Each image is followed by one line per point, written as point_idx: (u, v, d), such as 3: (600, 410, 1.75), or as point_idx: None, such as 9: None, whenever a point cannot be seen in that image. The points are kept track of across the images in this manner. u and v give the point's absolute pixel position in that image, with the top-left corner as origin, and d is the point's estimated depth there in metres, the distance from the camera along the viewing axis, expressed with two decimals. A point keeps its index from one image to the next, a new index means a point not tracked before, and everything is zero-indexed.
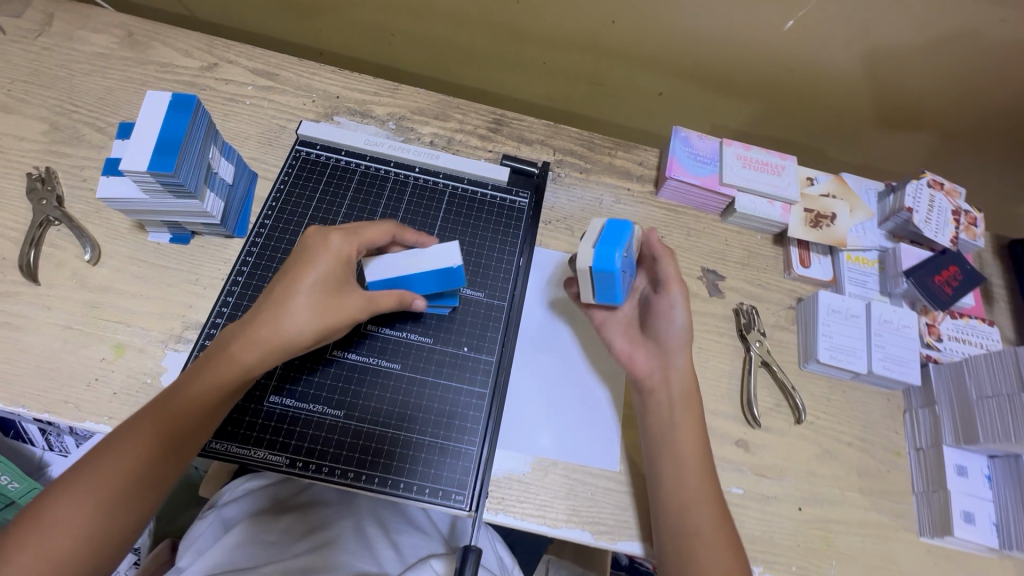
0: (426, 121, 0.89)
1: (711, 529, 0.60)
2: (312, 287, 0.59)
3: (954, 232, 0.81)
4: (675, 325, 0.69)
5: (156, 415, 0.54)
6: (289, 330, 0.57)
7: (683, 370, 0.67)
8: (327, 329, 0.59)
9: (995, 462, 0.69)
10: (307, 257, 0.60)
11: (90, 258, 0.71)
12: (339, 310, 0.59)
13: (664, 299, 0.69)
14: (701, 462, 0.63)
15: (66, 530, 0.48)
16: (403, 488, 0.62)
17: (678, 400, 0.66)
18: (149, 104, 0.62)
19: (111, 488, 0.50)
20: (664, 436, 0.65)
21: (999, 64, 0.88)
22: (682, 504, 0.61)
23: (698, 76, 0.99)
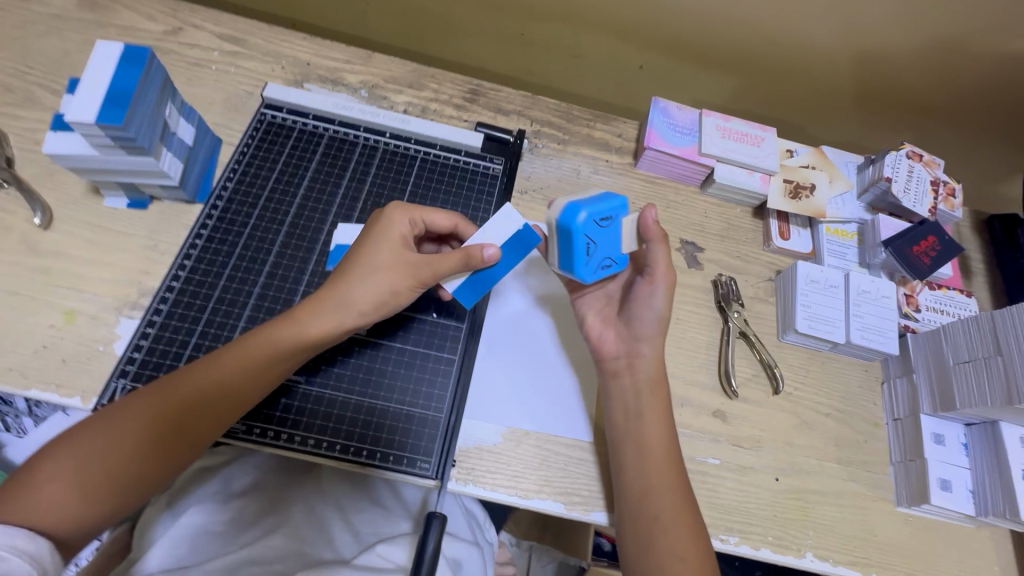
0: (400, 89, 0.85)
1: (674, 518, 0.58)
2: (382, 264, 0.59)
3: (933, 202, 0.80)
4: (651, 313, 0.64)
5: (186, 384, 0.54)
6: (351, 301, 0.58)
7: (651, 358, 0.64)
8: (387, 302, 0.60)
9: (972, 430, 0.68)
10: (375, 232, 0.61)
11: (40, 222, 0.68)
12: (400, 285, 0.59)
13: (646, 287, 0.64)
14: (665, 450, 0.61)
15: (92, 461, 0.50)
16: (366, 457, 0.60)
17: (643, 387, 0.64)
18: (99, 55, 0.59)
19: (140, 428, 0.52)
20: (629, 425, 0.62)
21: (979, 37, 0.87)
22: (643, 492, 0.59)
23: (679, 47, 0.97)
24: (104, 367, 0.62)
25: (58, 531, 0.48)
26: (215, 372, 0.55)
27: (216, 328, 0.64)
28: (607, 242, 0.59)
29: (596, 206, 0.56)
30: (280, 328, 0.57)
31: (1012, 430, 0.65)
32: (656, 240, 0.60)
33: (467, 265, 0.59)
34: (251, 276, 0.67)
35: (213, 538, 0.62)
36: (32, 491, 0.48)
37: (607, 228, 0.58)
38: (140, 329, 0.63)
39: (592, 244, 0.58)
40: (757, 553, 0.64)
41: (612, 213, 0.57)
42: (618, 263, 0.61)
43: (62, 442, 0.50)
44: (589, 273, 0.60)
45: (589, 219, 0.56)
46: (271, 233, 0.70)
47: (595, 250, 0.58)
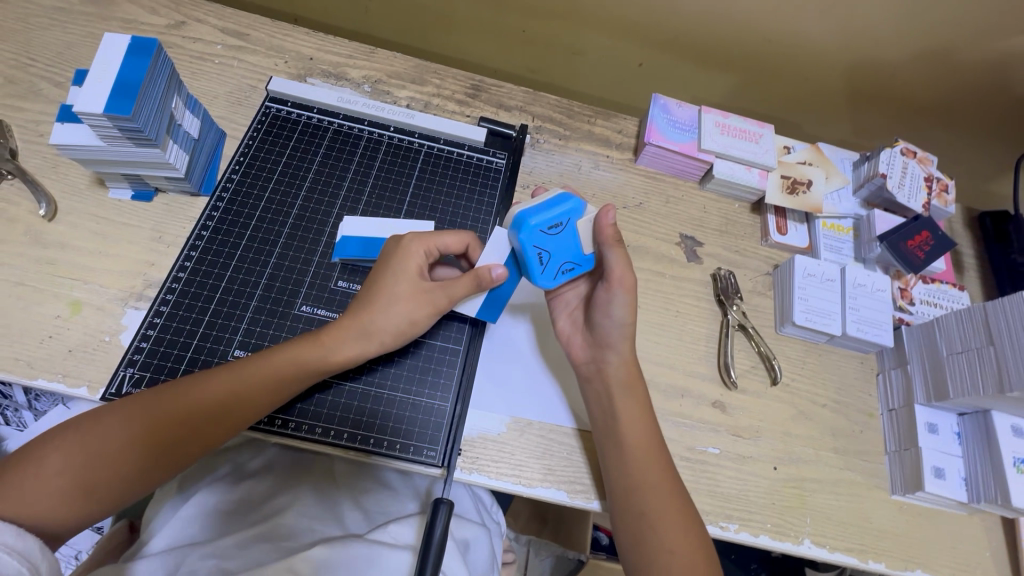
0: (403, 85, 0.85)
1: (660, 516, 0.58)
2: (401, 291, 0.60)
3: (926, 198, 0.82)
4: (613, 320, 0.65)
5: (198, 392, 0.54)
6: (373, 328, 0.59)
7: (620, 361, 0.65)
8: (404, 332, 0.61)
9: (964, 420, 0.70)
10: (398, 258, 0.61)
11: (45, 214, 0.68)
12: (419, 316, 0.60)
13: (606, 294, 0.64)
14: (648, 449, 0.62)
15: (100, 454, 0.50)
16: (374, 445, 0.61)
17: (615, 389, 0.64)
18: (107, 48, 0.60)
19: (152, 425, 0.52)
20: (607, 426, 0.63)
21: (972, 37, 0.89)
22: (628, 491, 0.60)
23: (679, 45, 0.99)
24: (111, 357, 0.62)
25: (54, 522, 0.49)
26: (230, 384, 0.55)
27: (223, 319, 0.64)
28: (561, 247, 0.61)
29: (541, 214, 0.58)
30: (299, 352, 0.57)
31: (1003, 419, 0.67)
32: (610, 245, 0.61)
33: (478, 287, 0.61)
34: (257, 268, 0.68)
35: (223, 517, 0.63)
36: (37, 480, 0.48)
37: (557, 235, 0.60)
38: (147, 318, 0.63)
39: (544, 252, 0.60)
40: (756, 540, 0.65)
41: (560, 220, 0.60)
42: (577, 266, 0.63)
43: (70, 431, 0.51)
44: (548, 279, 0.62)
45: (539, 226, 0.59)
46: (276, 227, 0.71)
47: (548, 257, 0.61)
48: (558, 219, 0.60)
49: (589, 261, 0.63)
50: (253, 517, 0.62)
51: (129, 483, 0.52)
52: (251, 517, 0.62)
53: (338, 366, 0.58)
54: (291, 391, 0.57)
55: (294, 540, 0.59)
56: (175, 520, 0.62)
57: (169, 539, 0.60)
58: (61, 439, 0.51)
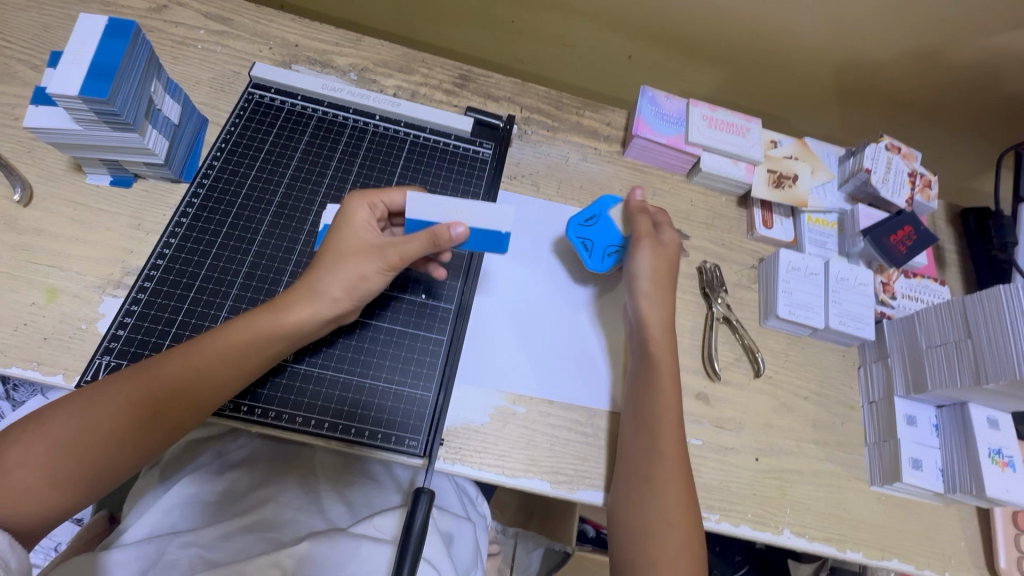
0: (390, 73, 0.84)
1: (664, 490, 0.58)
2: (345, 250, 0.60)
3: (910, 193, 0.82)
4: (636, 272, 0.69)
5: (158, 371, 0.53)
6: (319, 286, 0.58)
7: (649, 320, 0.67)
8: (357, 289, 0.59)
9: (942, 412, 0.71)
10: (346, 221, 0.61)
11: (20, 199, 0.66)
12: (369, 270, 0.59)
13: (631, 253, 0.71)
14: (671, 412, 0.62)
15: (61, 442, 0.49)
16: (355, 434, 0.60)
17: (649, 350, 0.66)
18: (82, 29, 0.58)
19: (112, 411, 0.51)
20: (638, 384, 0.65)
21: (958, 34, 0.89)
22: (638, 453, 0.61)
23: (669, 38, 0.98)
24: (88, 345, 0.61)
25: (20, 514, 0.48)
26: (190, 361, 0.54)
27: (202, 307, 0.64)
28: (602, 235, 0.73)
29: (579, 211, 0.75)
30: (256, 321, 0.57)
31: (980, 411, 0.68)
32: (637, 213, 0.73)
33: (435, 245, 0.58)
34: (238, 255, 0.67)
35: (205, 507, 0.63)
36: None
37: (595, 226, 0.74)
38: (124, 307, 0.62)
39: (585, 241, 0.73)
40: (737, 530, 0.66)
41: (593, 213, 0.74)
42: (620, 248, 0.73)
43: (32, 423, 0.50)
44: (598, 262, 0.72)
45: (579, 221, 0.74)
46: (257, 213, 0.70)
47: (590, 244, 0.73)
48: (592, 213, 0.74)
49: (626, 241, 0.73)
50: (237, 508, 0.62)
51: (96, 470, 0.51)
52: (235, 508, 0.62)
53: (294, 330, 0.58)
54: (254, 362, 0.56)
55: (280, 533, 0.59)
56: (157, 508, 0.61)
57: (150, 527, 0.60)
58: (22, 432, 0.50)
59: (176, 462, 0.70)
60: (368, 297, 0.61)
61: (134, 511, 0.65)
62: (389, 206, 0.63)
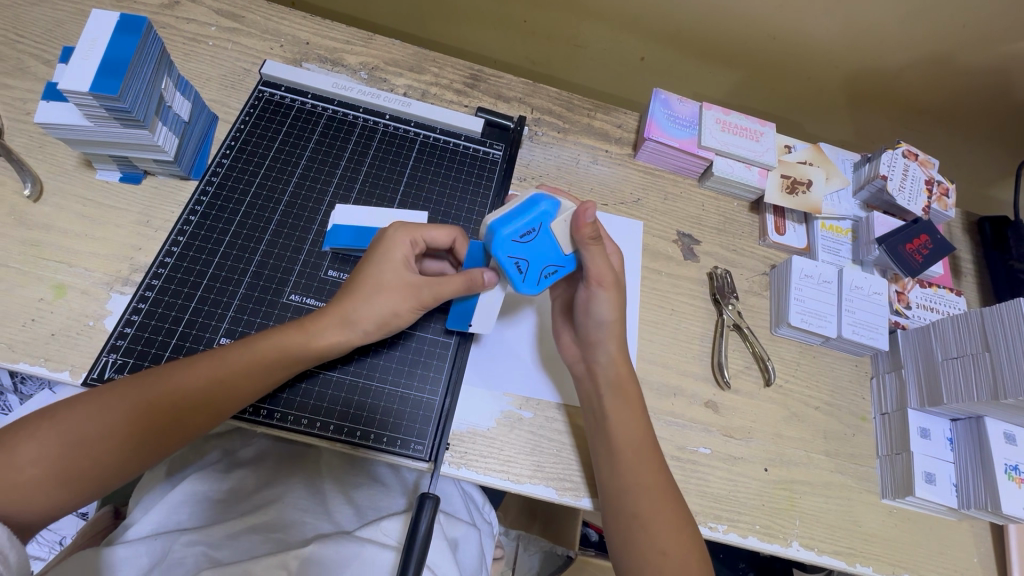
0: (401, 73, 0.84)
1: (661, 515, 0.58)
2: (382, 283, 0.58)
3: (926, 202, 0.81)
4: (595, 318, 0.63)
5: (181, 379, 0.53)
6: (354, 316, 0.57)
7: (610, 361, 0.63)
8: (388, 324, 0.59)
9: (957, 426, 0.70)
10: (386, 250, 0.60)
11: (30, 194, 0.66)
12: (404, 308, 0.59)
13: (588, 293, 0.62)
14: (641, 445, 0.61)
15: (74, 442, 0.49)
16: (361, 438, 0.60)
17: (604, 391, 0.63)
18: (95, 25, 0.58)
19: (125, 413, 0.51)
20: (598, 427, 0.62)
21: (978, 39, 0.88)
22: (623, 489, 0.59)
23: (682, 40, 0.97)
24: (95, 342, 0.61)
25: (25, 509, 0.48)
26: (209, 371, 0.54)
27: (210, 307, 0.63)
28: (537, 254, 0.57)
29: (512, 222, 0.54)
30: (284, 339, 0.56)
31: (995, 426, 0.67)
32: (589, 244, 0.58)
33: (470, 289, 0.59)
34: (246, 255, 0.67)
35: (211, 506, 0.62)
36: (11, 469, 0.47)
37: (532, 242, 0.56)
38: (132, 304, 0.62)
39: (521, 262, 0.56)
40: (744, 541, 0.65)
41: (529, 227, 0.55)
42: (561, 267, 0.59)
43: (44, 419, 0.50)
44: (531, 286, 0.58)
45: (510, 236, 0.55)
46: (266, 214, 0.69)
47: (527, 265, 0.57)
48: (528, 225, 0.55)
49: (571, 262, 0.59)
50: (244, 506, 0.62)
51: (109, 471, 0.51)
52: (241, 506, 0.62)
53: (319, 352, 0.57)
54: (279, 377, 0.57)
55: (286, 533, 0.58)
56: (164, 504, 0.61)
57: (155, 523, 0.59)
58: (35, 428, 0.49)
59: (181, 460, 0.70)
60: (395, 329, 0.61)
61: (139, 509, 0.65)
62: (427, 243, 0.62)
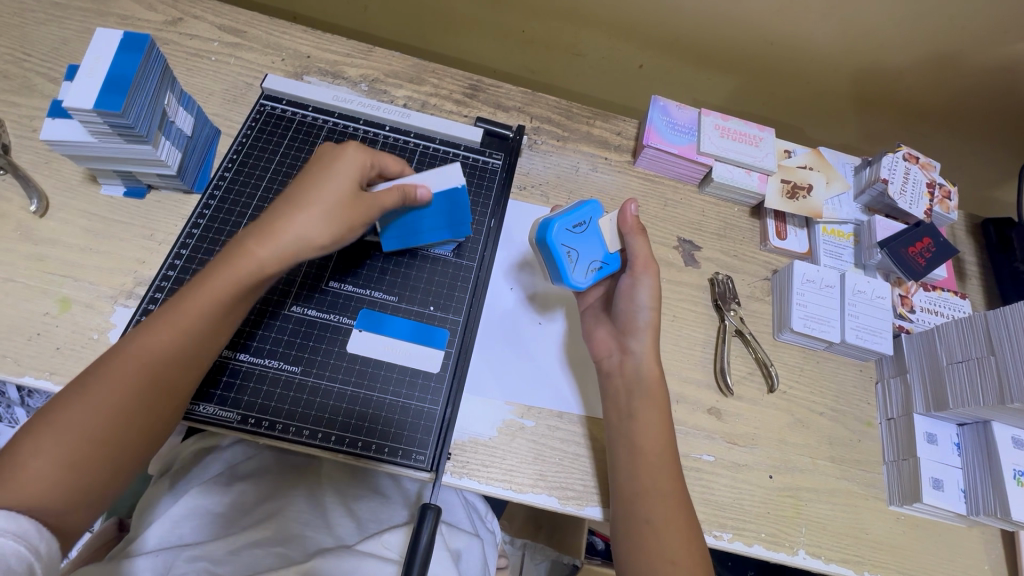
0: (400, 84, 0.84)
1: (667, 526, 0.57)
2: (327, 192, 0.57)
3: (928, 204, 0.81)
4: (638, 304, 0.64)
5: (128, 356, 0.52)
6: (302, 226, 0.56)
7: (644, 357, 0.64)
8: (345, 202, 0.58)
9: (964, 430, 0.69)
10: (324, 153, 0.61)
11: (36, 210, 0.67)
12: (345, 199, 0.58)
13: (631, 280, 0.65)
14: (650, 452, 0.60)
15: (76, 423, 0.49)
16: (362, 448, 0.60)
17: (635, 388, 0.63)
18: (98, 43, 0.59)
19: (116, 386, 0.50)
20: (622, 428, 0.62)
21: (978, 41, 0.88)
22: (629, 496, 0.59)
23: (680, 47, 0.98)
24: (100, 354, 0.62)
25: (51, 498, 0.47)
26: (173, 327, 0.53)
27: None
28: (586, 246, 0.63)
29: (568, 215, 0.61)
30: (230, 269, 0.55)
31: (1003, 431, 0.66)
32: (633, 233, 0.64)
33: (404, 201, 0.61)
34: None
35: (214, 519, 0.62)
36: (26, 469, 0.46)
37: (582, 235, 0.62)
38: (136, 317, 0.63)
39: (572, 251, 0.61)
40: (749, 549, 0.64)
41: (582, 220, 0.62)
42: (605, 266, 0.64)
43: (39, 429, 0.48)
44: (580, 279, 0.62)
45: (565, 228, 0.61)
46: None
47: (577, 257, 0.62)
48: (582, 218, 0.62)
49: (614, 260, 0.65)
50: (246, 520, 0.62)
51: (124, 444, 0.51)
52: (243, 519, 0.62)
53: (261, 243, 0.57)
54: (232, 294, 0.55)
55: (288, 546, 0.58)
56: (167, 517, 0.61)
57: (158, 538, 0.59)
58: (36, 435, 0.48)
59: (185, 469, 0.71)
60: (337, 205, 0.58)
61: (142, 522, 0.65)
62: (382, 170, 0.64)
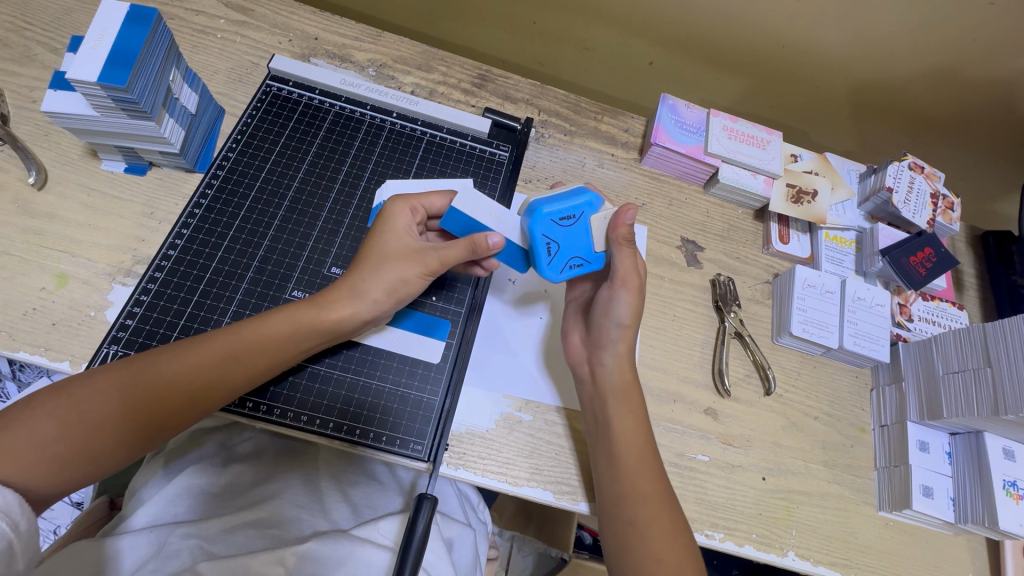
0: (409, 71, 0.83)
1: (661, 522, 0.57)
2: (390, 269, 0.57)
3: (931, 214, 0.81)
4: (612, 318, 0.63)
5: (170, 367, 0.52)
6: (363, 288, 0.57)
7: (614, 367, 0.63)
8: (399, 291, 0.58)
9: (955, 440, 0.70)
10: (389, 220, 0.60)
11: (34, 182, 0.66)
12: (404, 278, 0.58)
13: (608, 292, 0.63)
14: (646, 449, 0.60)
15: (94, 413, 0.50)
16: (359, 436, 0.60)
17: (607, 397, 0.62)
18: (104, 15, 0.58)
19: (150, 389, 0.51)
20: (600, 433, 0.62)
21: (988, 53, 0.87)
22: (624, 495, 0.59)
23: (691, 45, 0.97)
24: (96, 332, 0.61)
25: (45, 480, 0.48)
26: (223, 349, 0.54)
27: (212, 300, 0.63)
28: (571, 240, 0.59)
29: (556, 203, 0.57)
30: (296, 314, 0.56)
31: (994, 441, 0.67)
32: (620, 244, 0.59)
33: (473, 253, 0.57)
34: (250, 250, 0.66)
35: (207, 500, 0.62)
36: (37, 445, 0.48)
37: (568, 227, 0.59)
38: (134, 296, 0.62)
39: (552, 244, 0.59)
40: (740, 549, 0.65)
41: (572, 212, 0.58)
42: (588, 263, 0.61)
43: (63, 397, 0.50)
44: (556, 273, 0.60)
45: (550, 215, 0.57)
46: (271, 208, 0.69)
47: (556, 249, 0.59)
48: (572, 211, 0.58)
49: (599, 260, 0.61)
50: (241, 502, 0.62)
51: (134, 445, 0.52)
52: (237, 501, 0.62)
53: (333, 328, 0.57)
54: (287, 345, 0.56)
55: (283, 529, 0.59)
56: (160, 496, 0.61)
57: (150, 516, 0.59)
58: (56, 404, 0.49)
59: (178, 450, 0.70)
60: (406, 301, 0.60)
61: (135, 501, 0.64)
62: (428, 210, 0.61)
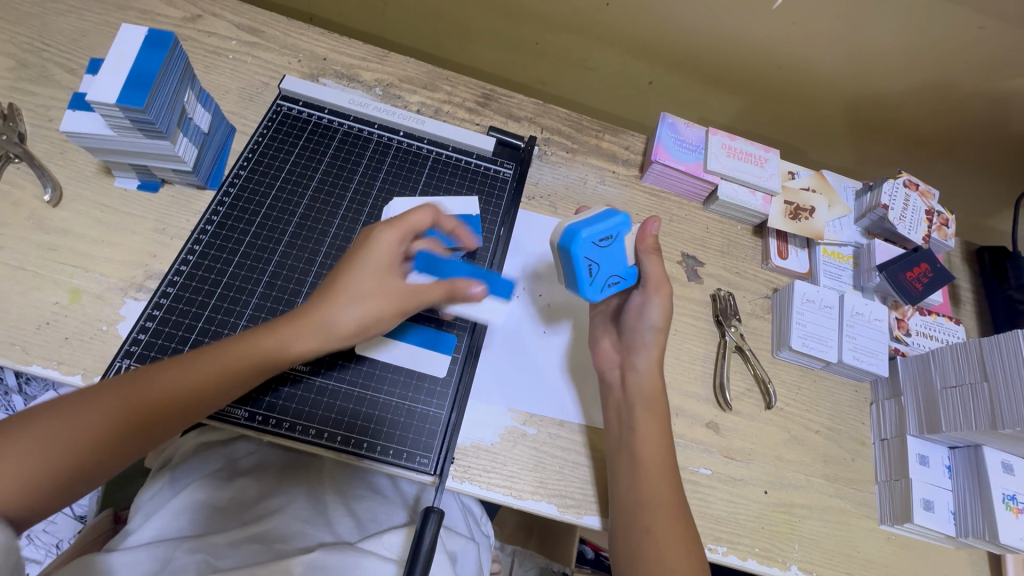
0: (415, 90, 0.86)
1: (666, 534, 0.58)
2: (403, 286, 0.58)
3: (926, 231, 0.82)
4: (645, 323, 0.65)
5: (182, 375, 0.52)
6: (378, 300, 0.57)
7: (644, 372, 0.65)
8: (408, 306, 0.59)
9: (955, 453, 0.71)
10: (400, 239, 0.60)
11: (49, 199, 0.67)
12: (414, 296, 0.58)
13: (642, 298, 0.65)
14: (649, 462, 0.61)
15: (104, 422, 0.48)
16: (366, 449, 0.61)
17: (636, 401, 0.64)
18: (123, 38, 0.60)
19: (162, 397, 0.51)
20: (623, 439, 0.63)
21: (978, 73, 0.90)
22: (630, 508, 0.59)
23: (689, 65, 1.00)
24: (108, 346, 0.62)
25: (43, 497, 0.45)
26: (236, 356, 0.54)
27: (223, 315, 0.64)
28: (610, 259, 0.60)
29: (596, 225, 0.58)
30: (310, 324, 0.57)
31: (994, 455, 0.68)
32: (648, 253, 0.63)
33: (449, 297, 0.60)
34: (259, 266, 0.68)
35: (213, 514, 0.63)
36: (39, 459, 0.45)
37: (607, 248, 0.60)
38: (147, 311, 0.63)
39: (594, 265, 0.59)
40: (743, 563, 0.65)
41: (610, 232, 0.59)
42: (624, 279, 0.63)
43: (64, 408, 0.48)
44: (597, 291, 0.61)
45: (591, 238, 0.58)
46: (280, 226, 0.71)
47: (598, 268, 0.59)
48: (609, 232, 0.59)
49: (633, 275, 0.63)
50: (247, 516, 0.62)
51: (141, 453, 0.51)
52: (244, 515, 0.62)
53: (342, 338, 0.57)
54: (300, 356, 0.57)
55: (288, 542, 0.59)
56: (167, 511, 0.62)
57: (157, 530, 0.60)
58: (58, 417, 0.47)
59: (184, 463, 0.71)
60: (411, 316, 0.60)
61: (141, 515, 0.65)
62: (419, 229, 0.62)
